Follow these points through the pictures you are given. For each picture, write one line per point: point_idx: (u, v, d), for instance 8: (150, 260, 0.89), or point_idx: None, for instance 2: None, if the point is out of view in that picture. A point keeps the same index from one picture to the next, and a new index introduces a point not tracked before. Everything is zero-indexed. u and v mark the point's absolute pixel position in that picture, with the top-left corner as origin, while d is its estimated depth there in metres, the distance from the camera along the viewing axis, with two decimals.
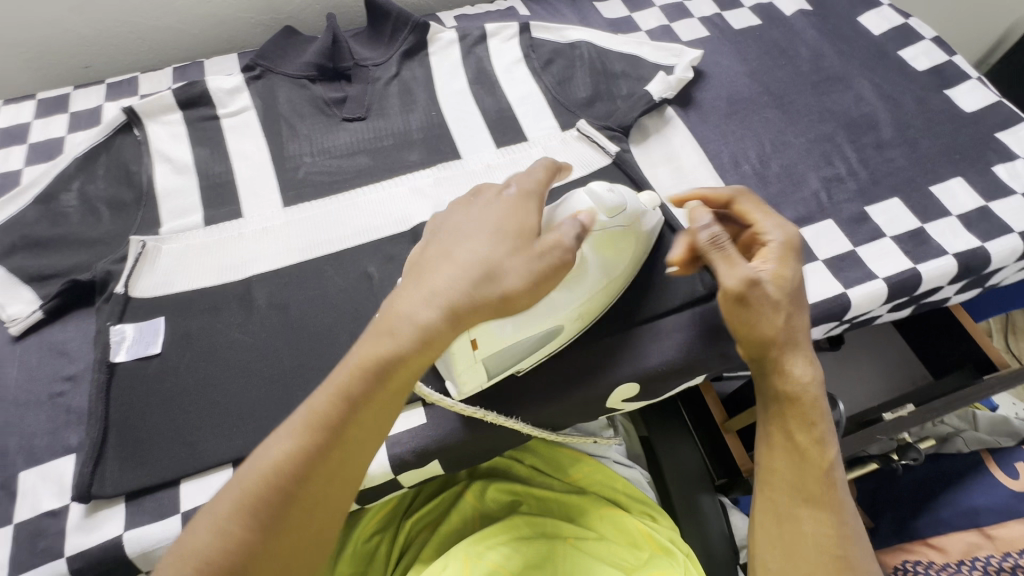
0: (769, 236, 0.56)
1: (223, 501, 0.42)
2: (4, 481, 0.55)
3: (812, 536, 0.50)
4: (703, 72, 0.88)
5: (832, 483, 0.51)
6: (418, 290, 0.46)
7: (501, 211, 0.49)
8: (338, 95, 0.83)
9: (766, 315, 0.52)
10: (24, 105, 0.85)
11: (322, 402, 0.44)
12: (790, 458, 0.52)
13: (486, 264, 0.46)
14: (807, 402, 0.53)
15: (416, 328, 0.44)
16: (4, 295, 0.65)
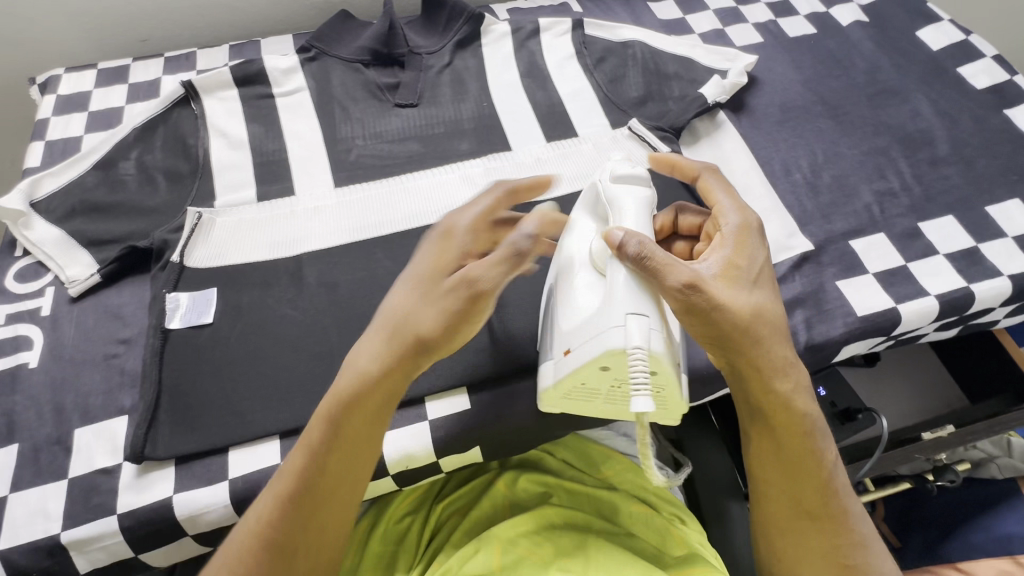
0: (724, 220, 0.56)
1: (225, 551, 0.49)
2: (60, 436, 0.57)
3: (818, 548, 0.54)
4: (756, 78, 0.88)
5: (832, 491, 0.55)
6: (363, 344, 0.51)
7: (427, 252, 0.51)
8: (391, 81, 0.84)
9: (725, 312, 0.50)
10: (85, 73, 0.87)
11: (297, 458, 0.49)
12: (789, 475, 0.55)
13: (395, 317, 0.50)
14: (799, 415, 0.55)
15: (356, 376, 0.49)
16: (65, 257, 0.67)
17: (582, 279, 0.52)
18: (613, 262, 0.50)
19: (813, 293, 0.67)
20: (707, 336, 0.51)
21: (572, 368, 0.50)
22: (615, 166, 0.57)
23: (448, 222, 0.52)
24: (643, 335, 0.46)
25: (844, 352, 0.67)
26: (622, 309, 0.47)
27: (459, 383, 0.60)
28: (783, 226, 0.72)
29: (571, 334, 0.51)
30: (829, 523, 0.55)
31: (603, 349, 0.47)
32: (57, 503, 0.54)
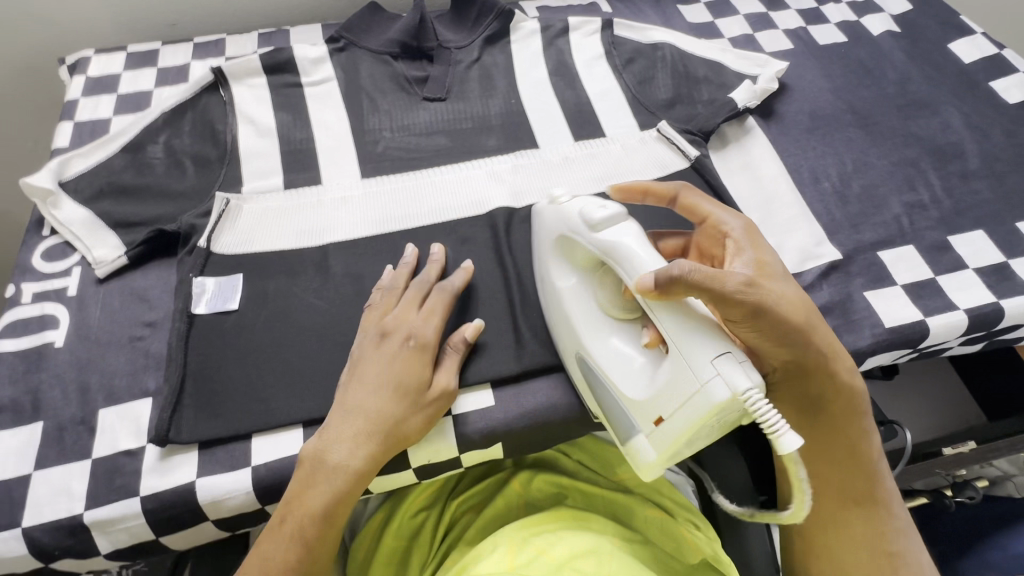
0: (730, 226, 0.58)
1: None
2: (85, 416, 0.57)
3: (865, 533, 0.59)
4: (786, 85, 0.87)
5: (878, 478, 0.59)
6: (342, 443, 0.52)
7: (398, 365, 0.55)
8: (420, 74, 0.84)
9: (781, 306, 0.52)
10: (115, 55, 0.87)
11: (287, 552, 0.50)
12: (841, 464, 0.59)
13: (379, 419, 0.53)
14: (853, 402, 0.58)
15: (345, 473, 0.52)
16: (93, 238, 0.67)
17: (611, 343, 0.55)
18: (664, 314, 0.49)
19: (840, 303, 0.67)
20: (770, 336, 0.53)
21: (677, 434, 0.49)
22: (587, 214, 0.55)
23: (413, 336, 0.57)
24: (743, 373, 0.46)
25: (870, 363, 0.66)
26: (707, 359, 0.47)
27: (484, 379, 0.60)
28: (812, 235, 0.72)
29: (656, 401, 0.50)
30: (873, 508, 0.59)
31: (711, 405, 0.46)
32: (80, 483, 0.54)
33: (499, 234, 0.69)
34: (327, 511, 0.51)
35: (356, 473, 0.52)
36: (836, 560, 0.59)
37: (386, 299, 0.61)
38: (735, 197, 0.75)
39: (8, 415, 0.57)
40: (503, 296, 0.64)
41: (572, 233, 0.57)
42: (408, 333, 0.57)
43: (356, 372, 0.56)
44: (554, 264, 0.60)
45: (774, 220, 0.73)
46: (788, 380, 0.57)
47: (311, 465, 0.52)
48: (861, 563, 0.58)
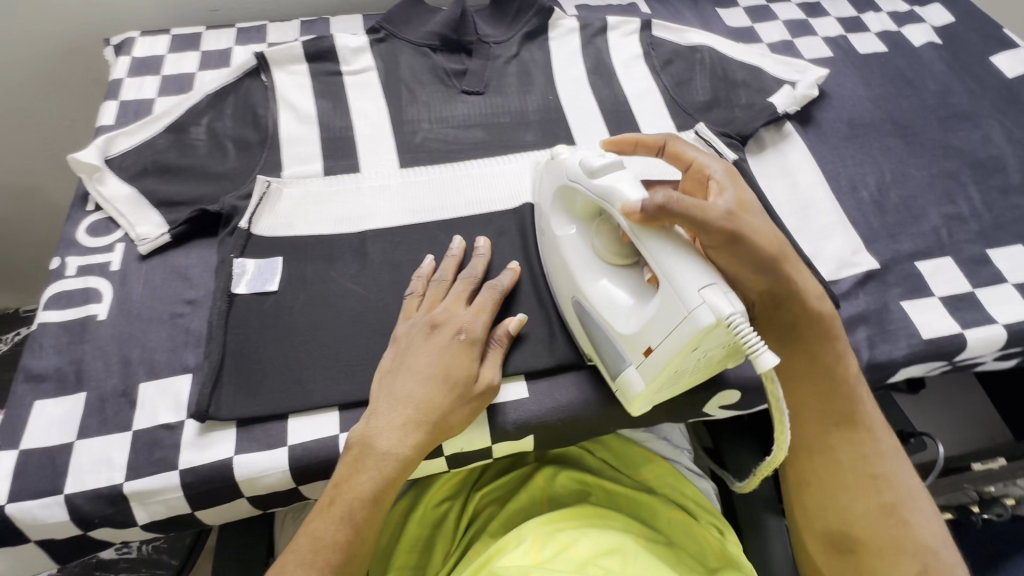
0: (711, 169, 0.59)
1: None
2: (126, 389, 0.58)
3: (851, 463, 0.59)
4: (825, 92, 0.87)
5: (859, 402, 0.60)
6: (386, 423, 0.53)
7: (445, 358, 0.56)
8: (459, 68, 0.84)
9: (759, 238, 0.53)
10: (159, 37, 0.89)
11: (337, 533, 0.51)
12: (820, 391, 0.59)
13: (422, 408, 0.53)
14: (827, 326, 0.59)
15: (393, 458, 0.52)
16: (136, 215, 0.68)
17: (603, 284, 0.57)
18: (649, 240, 0.50)
19: (877, 312, 0.67)
20: (747, 267, 0.54)
21: (664, 363, 0.51)
22: (587, 161, 0.56)
23: (463, 330, 0.58)
24: (726, 300, 0.47)
25: (903, 374, 0.66)
26: (693, 288, 0.48)
27: (517, 371, 0.60)
28: (849, 242, 0.72)
29: (644, 333, 0.52)
30: (855, 431, 0.59)
31: (696, 332, 0.47)
32: (120, 453, 0.55)
33: (529, 229, 0.69)
34: (377, 494, 0.51)
35: (403, 460, 0.53)
36: (825, 486, 0.59)
37: (433, 292, 0.61)
38: (772, 201, 0.75)
39: (54, 384, 0.58)
40: (539, 289, 0.65)
41: (572, 180, 0.58)
42: (458, 326, 0.58)
43: (402, 363, 0.56)
44: (554, 216, 0.62)
45: (810, 226, 0.73)
46: (766, 312, 0.58)
47: (356, 449, 0.53)
48: (848, 486, 0.58)
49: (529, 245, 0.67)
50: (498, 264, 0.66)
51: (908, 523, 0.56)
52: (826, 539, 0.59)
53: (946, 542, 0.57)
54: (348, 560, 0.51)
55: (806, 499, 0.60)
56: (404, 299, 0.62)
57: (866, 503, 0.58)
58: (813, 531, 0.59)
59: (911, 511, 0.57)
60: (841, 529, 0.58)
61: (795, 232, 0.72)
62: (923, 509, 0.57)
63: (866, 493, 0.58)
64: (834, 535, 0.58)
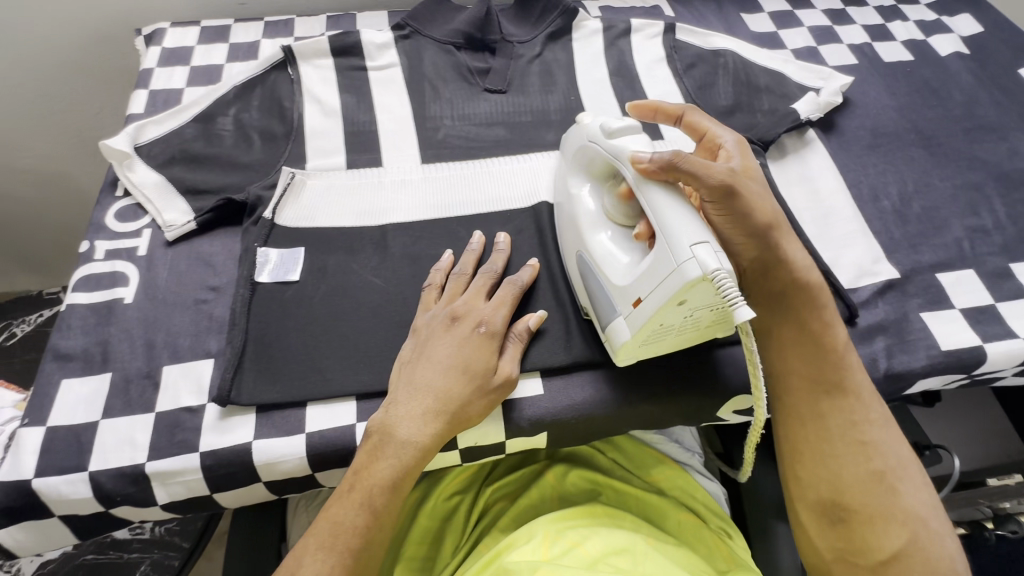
0: (723, 140, 0.61)
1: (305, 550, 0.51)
2: (150, 371, 0.60)
3: (839, 428, 0.58)
4: (849, 100, 0.86)
5: (846, 368, 0.59)
6: (405, 408, 0.54)
7: (465, 350, 0.57)
8: (482, 66, 0.85)
9: (754, 204, 0.55)
10: (190, 29, 0.90)
11: (354, 516, 0.51)
12: (809, 355, 0.59)
13: (441, 398, 0.54)
14: (813, 293, 0.60)
15: (413, 447, 0.53)
16: (163, 202, 0.70)
17: (606, 237, 0.58)
18: (650, 187, 0.52)
19: (896, 321, 0.66)
20: (741, 230, 0.56)
21: (651, 314, 0.51)
22: (606, 124, 0.58)
23: (483, 323, 0.59)
24: (715, 257, 0.48)
25: (920, 385, 0.65)
26: (686, 242, 0.48)
27: (532, 368, 0.61)
28: (869, 251, 0.71)
29: (636, 284, 0.52)
30: (844, 397, 0.59)
31: (682, 284, 0.48)
32: (143, 434, 0.56)
33: (545, 230, 0.69)
34: (396, 481, 0.52)
35: (421, 449, 0.54)
36: (817, 455, 0.58)
37: (453, 286, 0.62)
38: (792, 207, 0.75)
39: (80, 363, 0.60)
40: (557, 288, 0.65)
41: (590, 142, 0.60)
42: (478, 320, 0.59)
43: (421, 351, 0.57)
44: (571, 174, 0.64)
45: (831, 233, 0.73)
46: (755, 279, 0.59)
47: (375, 434, 0.54)
48: (840, 454, 0.57)
49: (546, 242, 0.68)
50: (517, 260, 0.67)
51: (899, 491, 0.56)
52: (819, 509, 0.57)
53: (934, 511, 0.56)
54: (366, 547, 0.52)
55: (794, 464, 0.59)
56: (423, 290, 0.63)
57: (857, 471, 0.57)
58: (807, 502, 0.58)
59: (902, 480, 0.57)
60: (833, 498, 0.57)
61: (814, 239, 0.72)
62: (913, 479, 0.57)
63: (857, 460, 0.57)
64: (827, 505, 0.57)
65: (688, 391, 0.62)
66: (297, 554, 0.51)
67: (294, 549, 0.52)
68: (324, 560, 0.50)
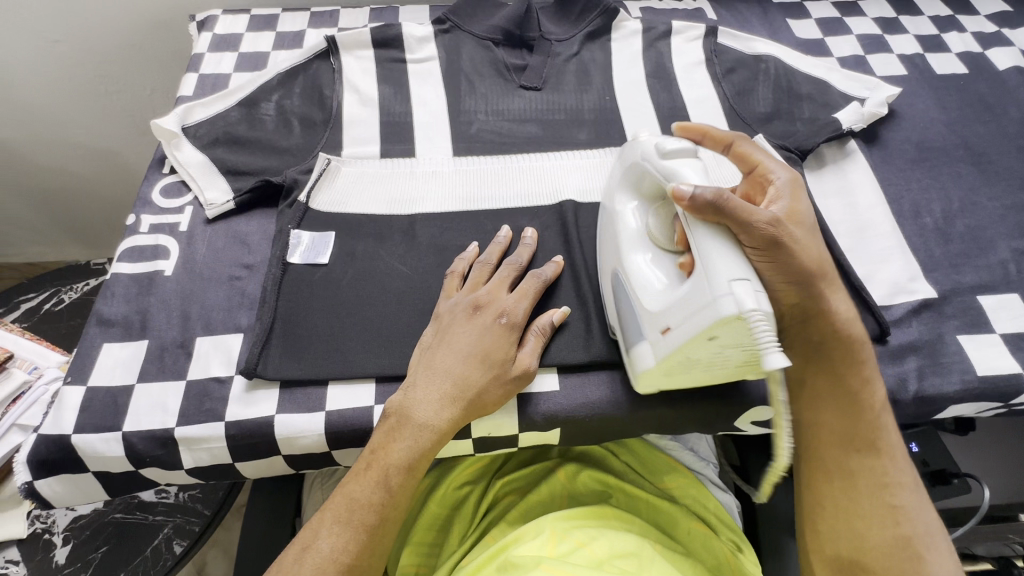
0: (774, 176, 0.59)
1: (320, 528, 0.52)
2: (184, 341, 0.63)
3: (868, 491, 0.57)
4: (895, 112, 0.83)
5: (881, 428, 0.58)
6: (425, 400, 0.55)
7: (484, 341, 0.57)
8: (519, 63, 0.85)
9: (801, 250, 0.53)
10: (240, 17, 0.94)
11: (372, 492, 0.53)
12: (843, 411, 0.58)
13: (458, 389, 0.55)
14: (855, 348, 0.58)
15: (423, 428, 0.54)
16: (205, 181, 0.72)
17: (646, 259, 0.57)
18: (698, 229, 0.50)
19: (930, 342, 0.64)
20: (783, 274, 0.53)
21: (678, 345, 0.50)
22: (661, 143, 0.57)
23: (505, 314, 0.59)
24: (754, 296, 0.46)
25: (951, 411, 0.63)
26: (724, 276, 0.47)
27: (549, 363, 0.61)
28: (906, 269, 0.69)
29: (666, 311, 0.52)
30: (878, 458, 0.57)
31: (715, 320, 0.47)
32: (174, 400, 0.59)
33: (569, 224, 0.69)
34: (412, 462, 0.54)
35: (438, 433, 0.55)
36: (841, 510, 0.57)
37: (477, 273, 0.63)
38: (827, 220, 0.73)
39: (121, 330, 0.63)
40: (580, 285, 0.65)
41: (642, 159, 0.58)
42: (500, 310, 0.60)
43: (440, 346, 0.58)
44: (619, 191, 0.62)
45: (866, 248, 0.71)
46: (790, 321, 0.57)
47: (393, 424, 0.55)
48: (866, 514, 0.56)
49: (570, 238, 0.68)
50: (541, 255, 0.67)
51: (924, 559, 0.54)
52: (837, 565, 0.56)
53: None
54: (383, 523, 0.53)
55: (814, 514, 0.58)
56: (445, 278, 0.64)
57: (881, 535, 0.55)
58: (822, 555, 0.57)
59: (928, 548, 0.55)
60: (852, 556, 0.55)
61: (849, 253, 0.70)
62: (940, 549, 0.55)
63: (883, 524, 0.56)
64: (845, 562, 0.55)
65: (706, 398, 0.61)
66: (309, 534, 0.52)
67: (301, 535, 0.53)
68: (333, 532, 0.52)
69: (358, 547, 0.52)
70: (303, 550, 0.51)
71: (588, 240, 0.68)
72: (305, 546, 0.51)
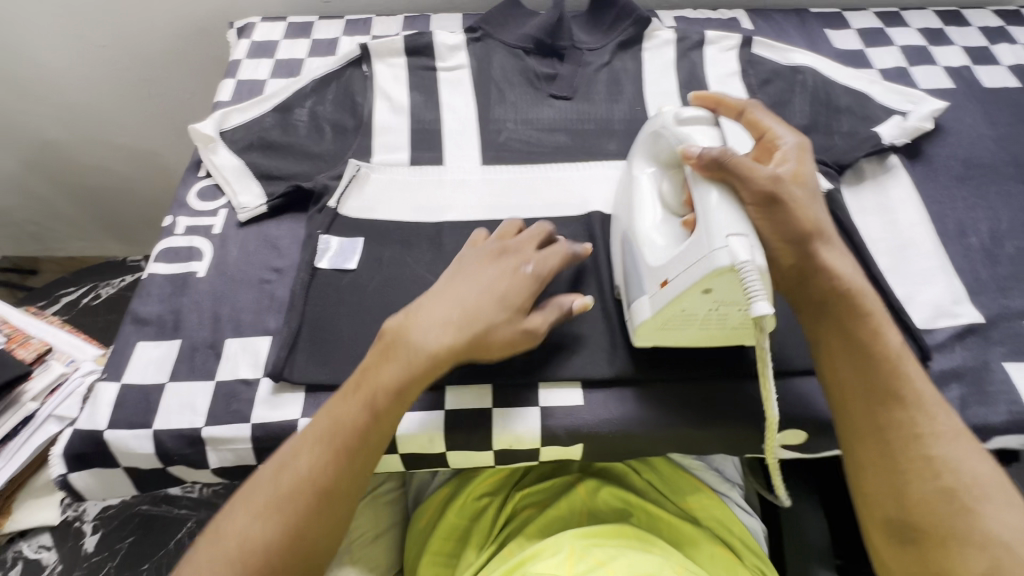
0: (781, 141, 0.60)
1: (304, 437, 0.53)
2: (214, 341, 0.64)
3: (899, 445, 0.52)
4: (940, 127, 0.80)
5: (901, 376, 0.54)
6: (428, 318, 0.55)
7: (502, 281, 0.57)
8: (549, 72, 0.85)
9: (800, 208, 0.54)
10: (277, 24, 0.96)
11: (357, 412, 0.53)
12: (858, 365, 0.54)
13: (466, 313, 0.55)
14: (858, 297, 0.55)
15: (422, 345, 0.54)
16: (239, 185, 0.74)
17: (654, 219, 0.59)
18: (703, 186, 0.53)
19: (975, 369, 0.61)
20: (778, 233, 0.53)
21: (676, 295, 0.52)
22: (680, 112, 0.59)
23: (530, 263, 0.59)
24: (748, 249, 0.48)
25: (997, 443, 0.60)
26: (722, 231, 0.49)
27: (573, 378, 0.60)
28: (949, 291, 0.66)
29: (666, 266, 0.54)
30: (903, 409, 0.53)
31: (710, 271, 0.48)
32: (203, 400, 0.60)
33: (596, 239, 0.68)
34: (403, 384, 0.53)
35: (434, 357, 0.54)
36: (881, 469, 0.52)
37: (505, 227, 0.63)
38: (865, 237, 0.70)
39: (154, 328, 0.65)
40: (605, 299, 0.64)
41: (662, 126, 0.60)
42: (523, 259, 0.59)
43: (458, 278, 0.58)
44: (638, 156, 0.64)
45: (907, 268, 0.68)
46: (792, 290, 0.56)
47: (393, 338, 0.55)
48: (905, 469, 0.51)
49: (598, 254, 0.67)
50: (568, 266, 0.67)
51: (974, 512, 0.49)
52: (887, 528, 0.52)
53: None
54: (362, 448, 0.53)
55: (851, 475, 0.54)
56: (471, 233, 0.65)
57: (923, 488, 0.51)
58: (874, 519, 0.52)
59: (979, 502, 0.50)
60: (902, 517, 0.51)
61: (889, 273, 0.68)
62: (993, 501, 0.50)
63: (924, 478, 0.51)
64: (897, 525, 0.51)
65: (737, 421, 0.59)
66: (293, 449, 0.53)
67: (292, 440, 0.54)
68: (313, 452, 0.52)
69: (331, 468, 0.51)
70: (289, 459, 0.52)
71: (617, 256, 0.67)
72: (284, 462, 0.52)
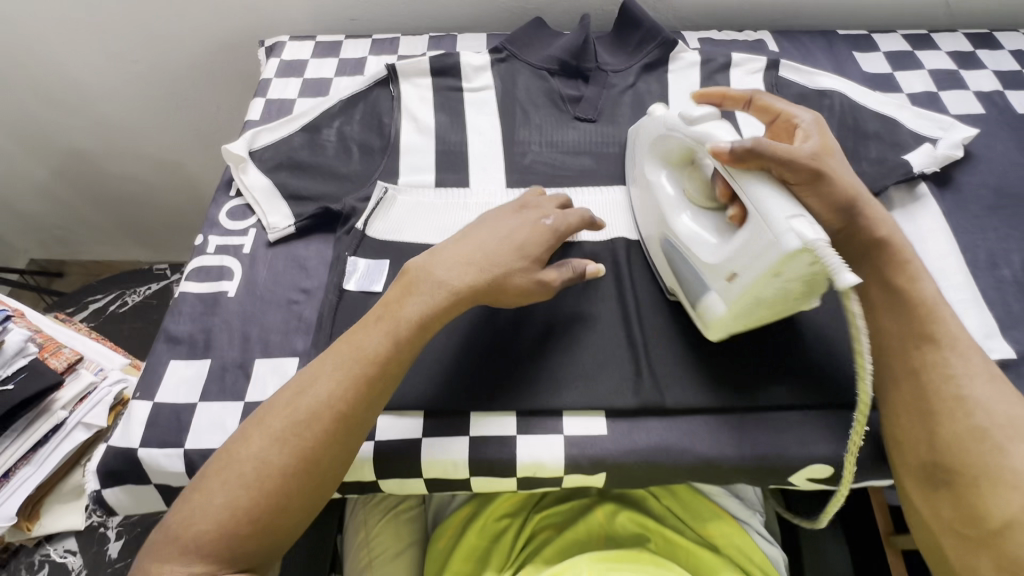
0: (799, 118, 0.62)
1: (325, 366, 0.54)
2: (243, 362, 0.65)
3: (938, 387, 0.53)
4: (971, 153, 0.79)
5: (940, 320, 0.56)
6: (449, 262, 0.58)
7: (521, 231, 0.62)
8: (574, 94, 0.85)
9: (842, 180, 0.56)
10: (305, 43, 0.98)
11: (381, 344, 0.55)
12: (900, 314, 0.57)
13: (482, 257, 0.59)
14: (896, 246, 0.58)
15: (444, 284, 0.57)
16: (269, 205, 0.75)
17: (688, 218, 0.60)
18: (744, 179, 0.53)
19: None
20: (827, 206, 0.56)
21: (749, 286, 0.52)
22: (685, 112, 0.59)
23: (549, 218, 0.64)
24: (814, 227, 0.47)
25: None
26: (782, 216, 0.49)
27: (598, 405, 0.60)
28: (981, 325, 0.65)
29: (730, 260, 0.54)
30: (935, 349, 0.55)
31: (781, 256, 0.48)
32: (233, 421, 0.61)
33: (620, 265, 0.69)
34: (427, 317, 0.56)
35: (455, 293, 0.57)
36: (915, 414, 0.54)
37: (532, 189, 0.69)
38: None
39: (186, 347, 0.66)
40: (629, 326, 0.64)
41: (670, 129, 0.62)
42: (544, 214, 0.64)
43: (478, 228, 0.62)
44: (649, 163, 0.66)
45: None
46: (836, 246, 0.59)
47: (417, 277, 0.58)
48: (938, 409, 0.53)
49: (622, 281, 0.68)
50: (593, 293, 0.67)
51: (1005, 450, 0.50)
52: (920, 473, 0.53)
53: None
54: (381, 377, 0.54)
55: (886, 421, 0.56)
56: None
57: (953, 427, 0.52)
58: (906, 465, 0.54)
59: (1012, 439, 0.50)
60: (936, 459, 0.52)
61: None
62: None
63: (955, 416, 0.52)
64: (927, 468, 0.53)
65: (764, 454, 0.58)
66: (314, 377, 0.54)
67: (310, 370, 0.55)
68: (331, 380, 0.53)
69: (351, 394, 0.53)
70: (310, 384, 0.54)
71: (641, 285, 0.67)
72: (305, 387, 0.54)
